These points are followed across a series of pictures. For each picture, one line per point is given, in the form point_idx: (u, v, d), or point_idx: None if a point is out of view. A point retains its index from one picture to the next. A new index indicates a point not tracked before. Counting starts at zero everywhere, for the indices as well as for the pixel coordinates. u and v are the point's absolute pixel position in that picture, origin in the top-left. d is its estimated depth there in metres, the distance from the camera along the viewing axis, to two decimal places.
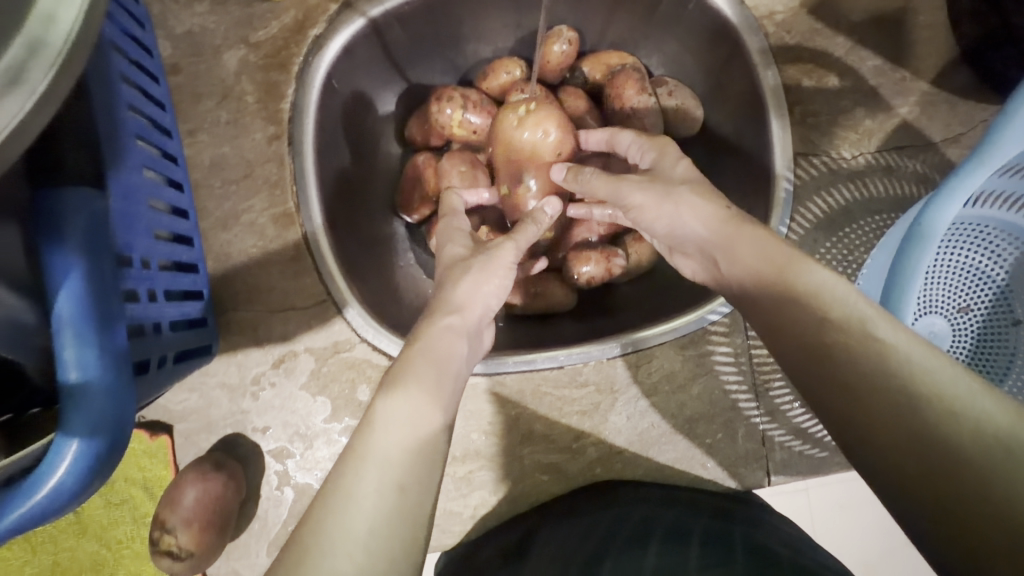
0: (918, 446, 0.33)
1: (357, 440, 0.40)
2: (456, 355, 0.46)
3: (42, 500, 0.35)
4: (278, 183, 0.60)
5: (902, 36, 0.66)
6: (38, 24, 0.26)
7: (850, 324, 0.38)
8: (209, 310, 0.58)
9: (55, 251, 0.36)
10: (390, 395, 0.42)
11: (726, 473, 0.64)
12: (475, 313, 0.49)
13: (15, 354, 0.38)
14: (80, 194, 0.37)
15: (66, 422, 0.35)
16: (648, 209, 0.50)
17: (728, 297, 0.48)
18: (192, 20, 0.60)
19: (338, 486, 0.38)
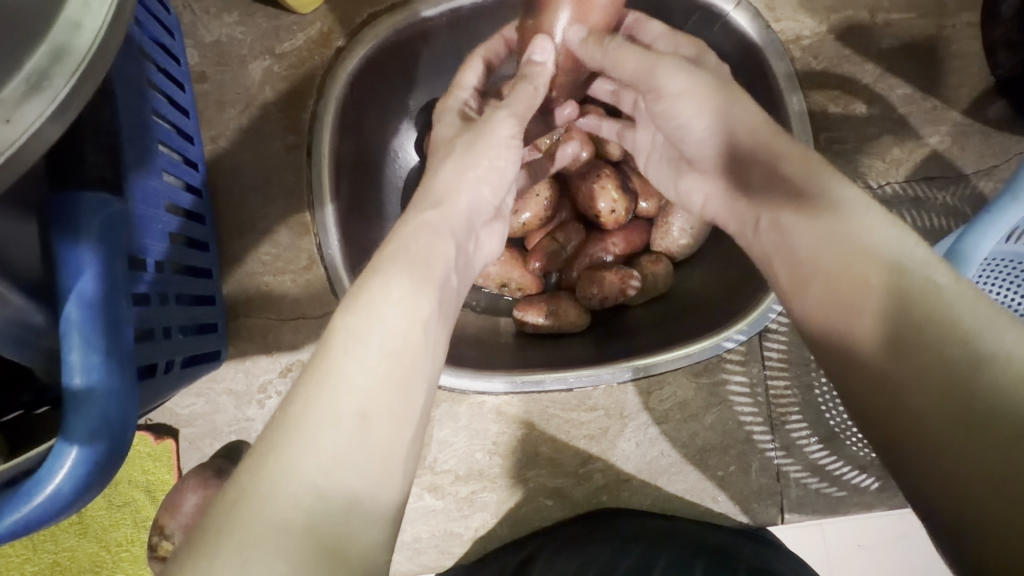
0: (958, 418, 0.30)
1: (318, 358, 0.34)
2: (437, 253, 0.41)
3: (38, 506, 0.34)
4: (296, 192, 0.60)
5: (934, 64, 0.64)
6: (64, 30, 0.26)
7: (902, 268, 0.35)
8: (220, 316, 0.58)
9: (68, 253, 0.36)
10: (356, 310, 0.36)
11: (737, 508, 0.62)
12: (461, 212, 0.45)
13: (19, 354, 0.38)
14: (97, 197, 0.37)
15: (66, 427, 0.35)
16: (684, 98, 0.48)
17: (745, 208, 0.46)
18: (220, 30, 0.61)
19: (288, 414, 0.32)
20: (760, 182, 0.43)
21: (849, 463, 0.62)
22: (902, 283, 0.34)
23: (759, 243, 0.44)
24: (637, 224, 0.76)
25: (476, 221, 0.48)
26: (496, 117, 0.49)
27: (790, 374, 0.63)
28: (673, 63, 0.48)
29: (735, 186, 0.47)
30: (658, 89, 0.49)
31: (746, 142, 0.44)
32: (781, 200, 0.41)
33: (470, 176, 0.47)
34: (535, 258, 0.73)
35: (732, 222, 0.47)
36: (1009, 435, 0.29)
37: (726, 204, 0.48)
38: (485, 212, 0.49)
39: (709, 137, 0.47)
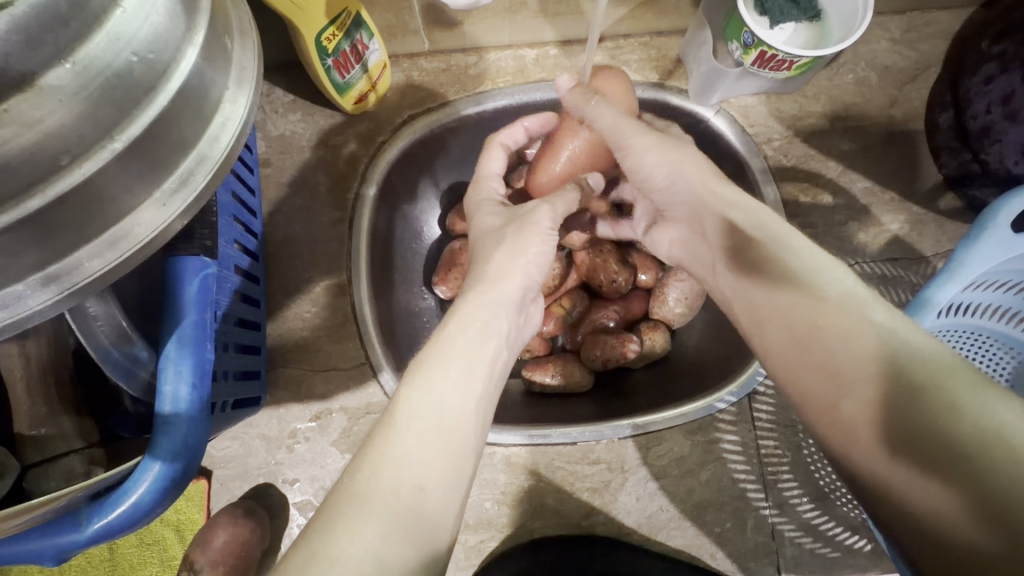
0: (913, 444, 0.36)
1: (377, 433, 0.42)
2: (489, 334, 0.49)
3: (123, 512, 0.44)
4: (336, 259, 0.70)
5: (889, 163, 0.74)
6: (206, 142, 0.36)
7: (849, 307, 0.42)
8: (263, 365, 0.65)
9: (172, 314, 0.48)
10: (412, 387, 0.44)
11: (734, 566, 0.64)
12: (514, 295, 0.53)
13: (125, 382, 0.52)
14: (200, 260, 0.50)
15: (155, 445, 0.45)
16: (646, 153, 0.58)
17: (705, 255, 0.55)
18: (285, 126, 0.73)
19: (353, 484, 0.39)
20: (713, 227, 0.53)
21: (841, 524, 0.65)
22: (853, 320, 0.41)
23: (721, 287, 0.52)
24: (636, 293, 0.84)
25: (526, 299, 0.55)
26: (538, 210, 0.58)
27: (779, 435, 0.68)
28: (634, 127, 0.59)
29: (695, 229, 0.56)
30: (625, 147, 0.59)
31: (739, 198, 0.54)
32: (733, 251, 0.51)
33: (518, 261, 0.54)
34: (545, 323, 0.81)
35: (697, 265, 0.57)
36: (956, 456, 0.34)
37: (687, 249, 0.59)
38: (534, 289, 0.56)
39: (672, 187, 0.57)
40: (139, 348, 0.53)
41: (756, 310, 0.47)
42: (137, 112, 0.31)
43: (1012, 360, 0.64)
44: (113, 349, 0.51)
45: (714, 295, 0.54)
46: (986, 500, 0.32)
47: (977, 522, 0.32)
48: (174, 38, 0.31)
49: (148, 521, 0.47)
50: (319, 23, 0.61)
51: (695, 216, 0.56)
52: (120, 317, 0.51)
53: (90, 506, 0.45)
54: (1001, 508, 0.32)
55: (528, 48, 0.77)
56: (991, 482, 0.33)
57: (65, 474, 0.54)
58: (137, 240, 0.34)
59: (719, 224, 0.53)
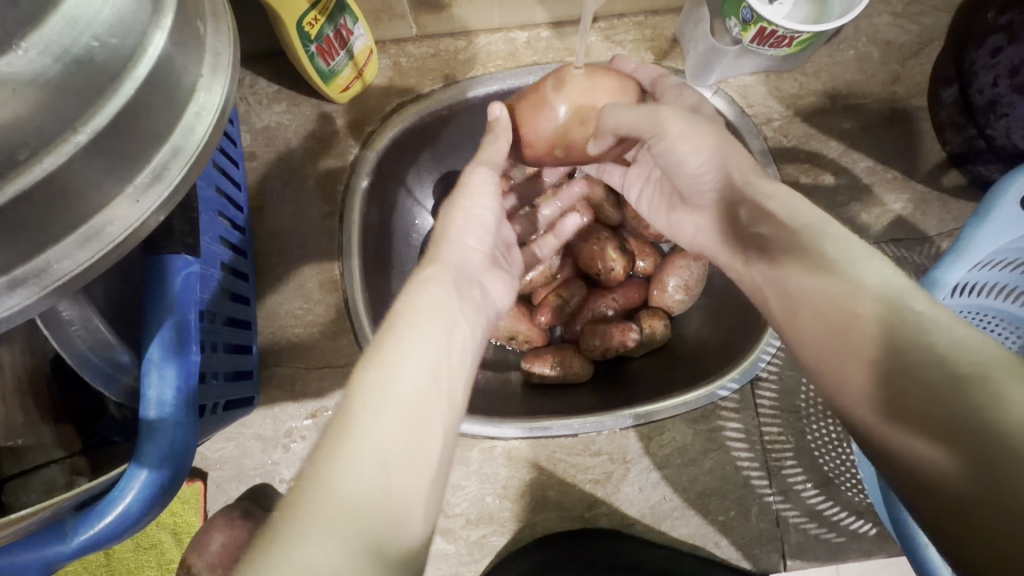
0: (930, 428, 0.34)
1: (338, 419, 0.40)
2: (443, 308, 0.49)
3: (111, 521, 0.43)
4: (327, 253, 0.68)
5: (892, 141, 0.72)
6: (181, 133, 0.34)
7: (890, 296, 0.39)
8: (255, 364, 0.63)
9: (155, 311, 0.46)
10: (374, 367, 0.43)
11: (740, 554, 0.64)
12: (456, 261, 0.54)
13: (107, 388, 0.51)
14: (182, 259, 0.48)
15: (141, 453, 0.43)
16: (681, 140, 0.55)
17: (728, 245, 0.54)
18: (270, 117, 0.71)
19: (311, 468, 0.37)
20: (748, 215, 0.50)
21: (845, 509, 0.64)
22: (883, 310, 0.38)
23: (750, 276, 0.49)
24: (634, 281, 0.83)
25: (475, 270, 0.56)
26: (475, 170, 0.58)
27: (782, 421, 0.67)
28: (671, 112, 0.55)
29: (724, 220, 0.54)
30: (662, 134, 0.55)
31: (739, 180, 0.52)
32: (767, 240, 0.47)
33: (454, 230, 0.56)
34: (542, 314, 0.80)
35: (720, 255, 0.55)
36: (989, 442, 0.32)
37: (715, 236, 0.56)
38: (479, 261, 0.56)
39: (702, 175, 0.55)
40: (119, 351, 0.50)
41: (787, 297, 0.44)
42: (102, 101, 0.29)
43: (1015, 339, 0.63)
44: (93, 355, 0.49)
45: (744, 287, 0.51)
46: (993, 472, 0.32)
47: (991, 498, 0.32)
48: (137, 22, 0.30)
49: (140, 528, 0.46)
50: (299, 7, 0.58)
51: (724, 205, 0.54)
52: (95, 322, 0.49)
53: (78, 517, 0.44)
54: (1012, 481, 0.31)
55: (518, 30, 0.75)
56: (1002, 455, 0.32)
57: (47, 484, 0.52)
58: (110, 238, 0.33)
59: (754, 213, 0.49)
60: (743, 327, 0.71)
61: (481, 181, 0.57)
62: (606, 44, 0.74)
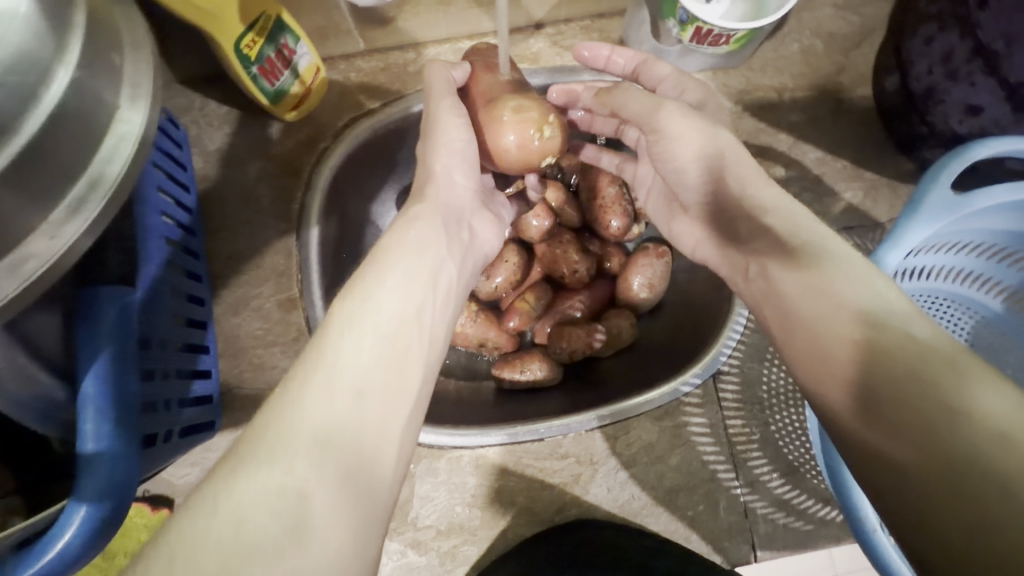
0: (898, 425, 0.35)
1: (315, 350, 0.41)
2: (426, 247, 0.51)
3: (48, 562, 0.42)
4: (286, 272, 0.68)
5: (839, 131, 0.74)
6: (99, 164, 0.36)
7: (891, 320, 0.39)
8: (216, 388, 0.63)
9: (92, 344, 0.46)
10: (354, 299, 0.44)
11: (710, 548, 0.64)
12: (443, 203, 0.57)
13: (42, 424, 0.50)
14: (116, 292, 0.49)
15: (79, 488, 0.43)
16: (680, 140, 0.56)
17: (727, 265, 0.55)
18: (222, 139, 0.71)
19: (287, 390, 0.38)
20: (748, 230, 0.51)
21: (812, 497, 0.65)
22: (865, 326, 0.39)
23: (750, 290, 0.50)
24: (601, 280, 0.84)
25: (462, 212, 0.58)
26: (445, 108, 0.57)
27: (745, 413, 0.67)
28: (673, 107, 0.56)
29: (726, 237, 0.55)
30: (660, 131, 0.56)
31: (734, 199, 0.53)
32: (770, 255, 0.48)
33: (440, 167, 0.57)
34: (510, 320, 0.81)
35: (723, 268, 0.55)
36: (948, 442, 0.34)
37: (716, 252, 0.57)
38: (465, 202, 0.59)
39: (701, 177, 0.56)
40: (50, 387, 0.49)
41: (786, 319, 0.45)
42: (6, 141, 0.30)
43: (969, 319, 0.66)
44: (20, 393, 0.47)
45: (745, 300, 0.51)
46: (944, 461, 0.33)
47: (940, 480, 0.33)
48: (41, 61, 0.31)
49: (86, 562, 0.45)
50: (236, 30, 0.59)
51: (725, 213, 0.54)
52: (22, 359, 0.46)
53: (16, 557, 0.42)
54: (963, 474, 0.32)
55: (467, 40, 0.75)
56: (964, 457, 0.33)
57: None
58: (24, 275, 0.33)
59: (755, 231, 0.50)
60: (707, 320, 0.72)
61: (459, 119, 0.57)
62: (555, 49, 0.75)
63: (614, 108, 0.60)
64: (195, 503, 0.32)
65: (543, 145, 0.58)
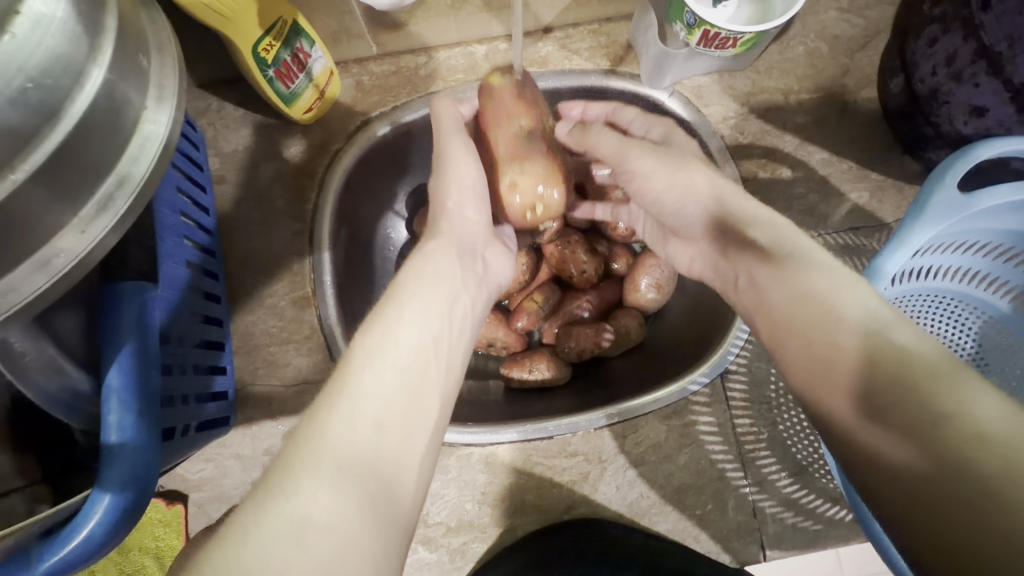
0: (897, 429, 0.35)
1: (337, 380, 0.42)
2: (443, 280, 0.52)
3: (73, 550, 0.43)
4: (298, 272, 0.69)
5: (845, 133, 0.74)
6: (127, 162, 0.37)
7: (875, 328, 0.40)
8: (230, 384, 0.64)
9: (114, 338, 0.48)
10: (375, 331, 0.45)
11: (719, 547, 0.65)
12: (459, 236, 0.58)
13: (67, 415, 0.51)
14: (139, 288, 0.50)
15: (103, 478, 0.44)
16: (653, 177, 0.57)
17: (721, 280, 0.55)
18: (237, 141, 0.72)
19: (312, 422, 0.39)
20: (734, 248, 0.52)
21: (821, 496, 0.65)
22: (857, 334, 0.40)
23: (742, 301, 0.51)
24: (609, 281, 0.84)
25: (476, 246, 0.60)
26: (453, 143, 0.59)
27: (753, 413, 0.68)
28: (640, 149, 0.58)
29: (716, 249, 0.55)
30: (631, 171, 0.59)
31: (721, 214, 0.53)
32: (760, 269, 0.48)
33: (453, 204, 0.59)
34: (519, 319, 0.81)
35: (717, 282, 0.55)
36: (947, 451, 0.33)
37: (711, 264, 0.56)
38: (479, 235, 0.60)
39: (685, 207, 0.56)
40: (77, 379, 0.51)
41: (777, 328, 0.45)
42: (39, 141, 0.31)
43: (976, 319, 0.65)
44: (49, 385, 0.50)
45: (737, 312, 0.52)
46: (946, 466, 0.33)
47: (947, 490, 0.32)
48: (75, 62, 0.32)
49: (106, 553, 0.46)
50: (253, 35, 0.60)
51: (714, 231, 0.54)
52: (51, 350, 0.50)
53: (41, 545, 0.43)
54: (966, 482, 0.32)
55: (477, 44, 0.76)
56: (963, 464, 0.32)
57: (6, 515, 0.52)
58: (55, 270, 0.35)
59: (743, 243, 0.50)
60: (708, 331, 0.72)
61: (463, 151, 0.59)
62: (563, 53, 0.76)
63: (589, 149, 0.63)
64: (227, 539, 0.33)
65: (548, 204, 0.63)
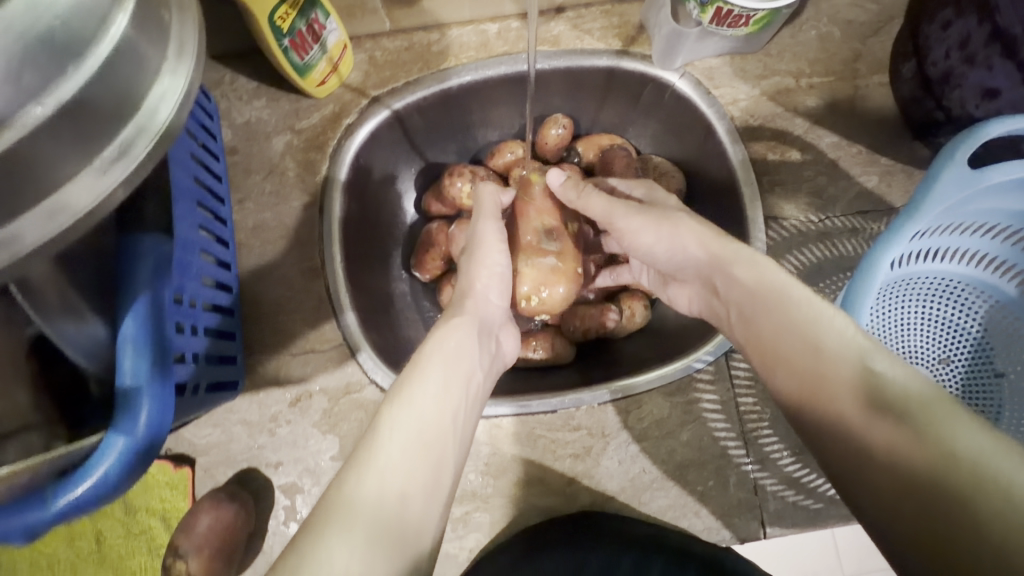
0: (893, 442, 0.38)
1: (363, 447, 0.44)
2: (464, 356, 0.53)
3: (86, 488, 0.44)
4: (308, 242, 0.70)
5: (855, 117, 0.74)
6: (146, 113, 0.36)
7: (850, 358, 0.43)
8: (239, 350, 0.65)
9: (130, 287, 0.49)
10: (398, 402, 0.47)
11: (720, 523, 0.65)
12: (480, 314, 0.59)
13: (87, 359, 0.54)
14: (155, 242, 0.52)
15: (117, 420, 0.45)
16: (642, 231, 0.61)
17: (717, 318, 0.57)
18: (250, 113, 0.73)
19: (339, 490, 0.40)
20: (722, 285, 0.54)
21: (822, 476, 0.66)
22: (845, 371, 0.42)
23: (735, 332, 0.54)
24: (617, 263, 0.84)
25: (492, 324, 0.61)
26: (483, 226, 0.64)
27: (757, 392, 0.68)
28: (625, 209, 0.62)
29: (706, 288, 0.58)
30: (619, 228, 0.63)
31: (703, 255, 0.56)
32: (746, 309, 0.51)
33: (479, 285, 0.62)
34: None
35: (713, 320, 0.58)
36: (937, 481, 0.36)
37: (704, 302, 0.59)
38: (499, 315, 0.62)
39: (673, 254, 0.59)
40: (94, 326, 0.53)
41: (766, 355, 0.49)
42: (62, 81, 0.31)
43: (982, 304, 0.65)
44: (70, 330, 0.52)
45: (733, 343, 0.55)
46: (939, 485, 0.35)
47: (948, 518, 0.35)
48: (99, 5, 0.32)
49: (117, 496, 0.47)
50: (269, 2, 0.60)
51: (705, 277, 0.57)
52: (71, 294, 0.51)
53: (56, 483, 0.44)
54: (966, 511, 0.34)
55: (489, 23, 0.77)
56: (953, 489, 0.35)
57: None
58: (72, 212, 0.35)
59: (727, 281, 0.54)
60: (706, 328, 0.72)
61: (491, 234, 0.64)
62: (575, 33, 0.76)
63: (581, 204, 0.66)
64: None
65: (553, 296, 0.68)
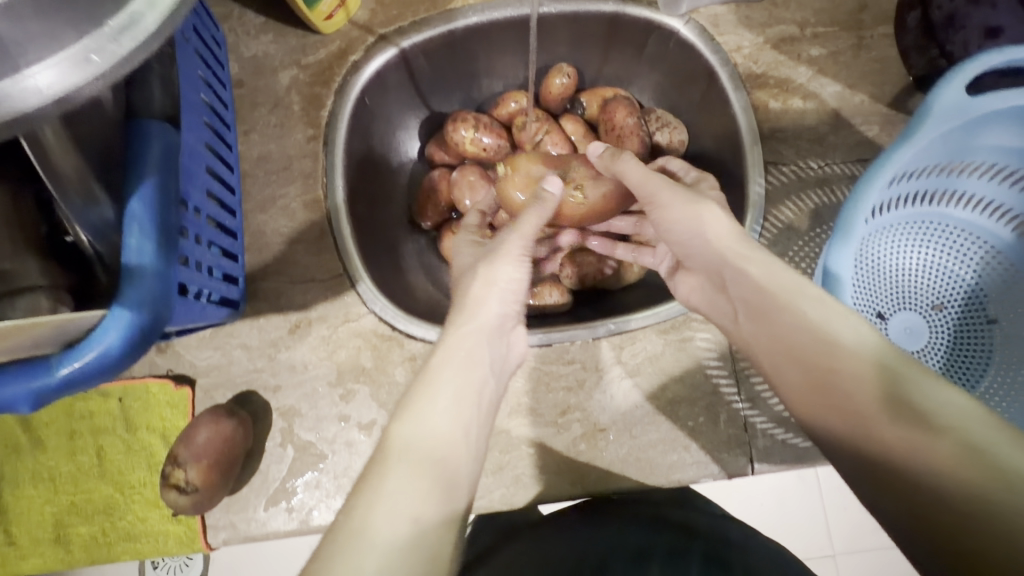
0: (900, 434, 0.39)
1: (372, 472, 0.41)
2: (476, 363, 0.49)
3: (90, 359, 0.45)
4: (311, 174, 0.71)
5: (859, 67, 0.74)
6: None
7: (859, 349, 0.43)
8: (241, 272, 0.66)
9: (137, 170, 0.49)
10: (407, 419, 0.44)
11: (709, 458, 0.66)
12: (489, 318, 0.53)
13: (96, 237, 0.56)
14: (162, 127, 0.52)
15: (122, 296, 0.46)
16: (670, 208, 0.58)
17: (726, 314, 0.55)
18: (257, 47, 0.74)
19: (348, 524, 0.37)
20: (731, 280, 0.53)
21: None
22: (855, 363, 0.43)
23: (740, 332, 0.53)
24: None
25: (505, 325, 0.54)
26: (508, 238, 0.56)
27: None
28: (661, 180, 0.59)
29: (713, 283, 0.56)
30: (652, 201, 0.59)
31: (714, 246, 0.54)
32: (758, 312, 0.50)
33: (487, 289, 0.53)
34: None
35: (716, 316, 0.57)
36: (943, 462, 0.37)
37: (710, 299, 0.57)
38: (513, 317, 0.55)
39: (688, 238, 0.57)
40: (104, 205, 0.55)
41: (773, 355, 0.48)
42: None
43: (977, 250, 0.66)
44: (84, 208, 0.54)
45: (735, 345, 0.54)
46: (950, 469, 0.36)
47: (963, 502, 0.35)
48: None
49: (116, 376, 0.48)
50: None
51: (713, 268, 0.55)
52: (85, 167, 0.52)
53: (61, 352, 0.45)
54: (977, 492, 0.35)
55: None
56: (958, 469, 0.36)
57: None
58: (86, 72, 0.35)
59: (737, 275, 0.52)
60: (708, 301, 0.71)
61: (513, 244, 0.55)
62: None
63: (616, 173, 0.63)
64: None
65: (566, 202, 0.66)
